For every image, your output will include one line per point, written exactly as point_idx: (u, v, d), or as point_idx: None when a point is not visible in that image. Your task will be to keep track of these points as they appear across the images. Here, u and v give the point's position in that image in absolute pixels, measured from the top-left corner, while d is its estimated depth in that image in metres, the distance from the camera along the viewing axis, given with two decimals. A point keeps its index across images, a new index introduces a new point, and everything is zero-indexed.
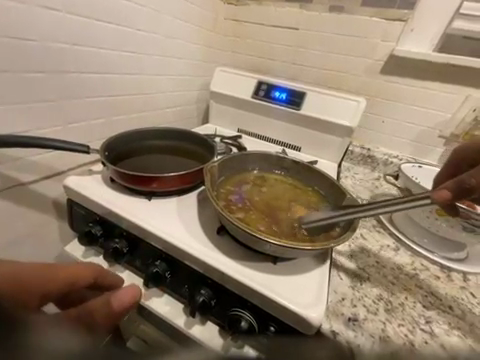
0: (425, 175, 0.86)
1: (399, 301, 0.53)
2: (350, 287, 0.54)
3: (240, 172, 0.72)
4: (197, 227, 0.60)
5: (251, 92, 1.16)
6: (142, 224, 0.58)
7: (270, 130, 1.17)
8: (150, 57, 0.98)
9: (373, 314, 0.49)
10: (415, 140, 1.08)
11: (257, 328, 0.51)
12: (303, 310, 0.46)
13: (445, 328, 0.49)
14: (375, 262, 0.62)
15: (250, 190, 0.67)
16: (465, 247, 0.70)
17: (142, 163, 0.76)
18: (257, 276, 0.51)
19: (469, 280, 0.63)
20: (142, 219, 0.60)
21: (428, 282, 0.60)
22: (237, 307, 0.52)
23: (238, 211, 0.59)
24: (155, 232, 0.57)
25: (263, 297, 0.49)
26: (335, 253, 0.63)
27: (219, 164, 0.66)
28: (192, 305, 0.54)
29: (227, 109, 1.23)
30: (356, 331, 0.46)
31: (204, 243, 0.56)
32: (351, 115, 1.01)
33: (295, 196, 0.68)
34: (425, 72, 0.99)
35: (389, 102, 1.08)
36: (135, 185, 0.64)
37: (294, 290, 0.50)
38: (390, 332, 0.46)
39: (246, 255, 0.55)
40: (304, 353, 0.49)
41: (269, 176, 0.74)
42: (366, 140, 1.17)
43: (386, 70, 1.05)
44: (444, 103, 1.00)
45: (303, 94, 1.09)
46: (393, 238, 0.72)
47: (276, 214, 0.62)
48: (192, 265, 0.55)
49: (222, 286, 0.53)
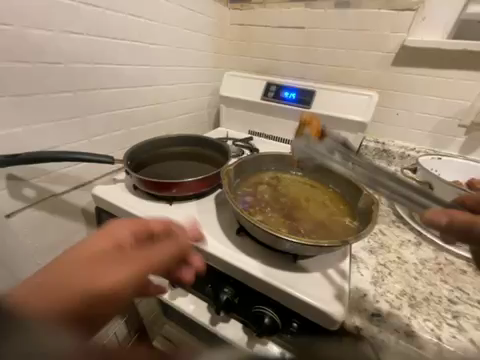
0: (445, 166, 0.83)
1: (423, 296, 0.52)
2: (371, 283, 0.54)
3: (255, 174, 0.74)
4: (217, 228, 0.63)
5: (260, 94, 1.18)
6: None
7: (281, 130, 1.18)
8: (162, 68, 1.03)
9: (397, 309, 0.49)
10: (433, 131, 1.05)
11: (280, 323, 0.52)
12: (325, 306, 0.48)
13: (474, 323, 0.48)
14: (396, 258, 0.62)
15: (266, 190, 0.69)
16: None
17: (161, 169, 0.80)
18: (277, 273, 0.53)
19: None
20: None
21: (454, 276, 0.58)
22: (259, 305, 0.54)
23: (255, 211, 0.61)
24: None
25: (285, 294, 0.50)
26: (354, 249, 0.63)
27: (235, 167, 0.69)
28: (216, 303, 0.56)
29: (237, 112, 1.25)
30: (379, 326, 0.47)
31: (224, 244, 0.59)
32: (363, 110, 1.00)
33: (311, 195, 0.69)
34: (439, 60, 0.96)
35: (404, 94, 1.05)
36: (157, 191, 0.68)
37: (315, 287, 0.51)
38: (416, 326, 0.46)
39: (266, 254, 0.57)
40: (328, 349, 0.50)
41: (284, 176, 0.76)
42: (380, 134, 1.15)
43: (398, 62, 1.02)
44: (463, 91, 0.96)
45: (313, 93, 1.09)
46: (414, 233, 0.71)
47: (293, 212, 0.63)
48: (214, 265, 0.57)
49: (244, 284, 0.55)
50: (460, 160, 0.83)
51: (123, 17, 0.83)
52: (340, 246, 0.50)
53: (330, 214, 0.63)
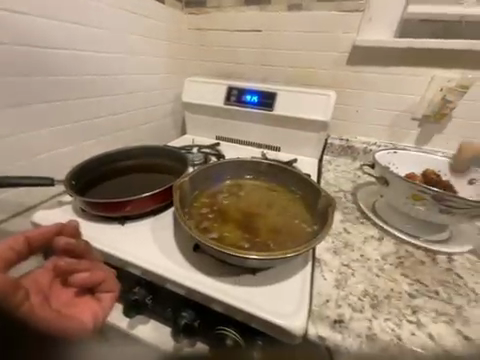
0: (401, 159, 0.86)
1: (384, 293, 0.52)
2: (335, 287, 0.53)
3: (212, 184, 0.71)
4: (174, 247, 0.59)
5: (223, 98, 1.15)
6: (116, 251, 0.57)
7: (248, 134, 1.16)
8: (114, 77, 0.96)
9: (359, 312, 0.48)
10: (390, 125, 1.09)
11: (244, 344, 0.49)
12: (286, 320, 0.45)
13: (432, 316, 0.48)
14: (359, 256, 0.62)
15: (226, 199, 0.66)
16: (447, 226, 0.70)
17: (115, 186, 0.74)
18: (237, 290, 0.50)
19: (455, 260, 0.63)
20: (116, 247, 0.58)
21: (414, 268, 0.59)
22: (223, 325, 0.50)
23: (213, 225, 0.58)
24: (131, 259, 0.55)
25: (245, 312, 0.47)
26: (318, 252, 0.62)
27: (190, 179, 0.64)
28: (175, 328, 0.52)
29: (202, 118, 1.22)
30: (343, 333, 0.45)
31: (180, 263, 0.54)
32: (324, 109, 1.02)
33: (273, 200, 0.67)
34: (389, 58, 1.00)
35: (360, 92, 1.09)
36: (107, 212, 0.62)
37: (276, 300, 0.49)
38: (376, 328, 0.45)
39: (226, 269, 0.54)
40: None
41: (245, 183, 0.73)
42: (343, 132, 1.17)
43: (352, 61, 1.05)
44: (412, 86, 1.01)
45: (275, 95, 1.08)
46: (377, 228, 0.72)
47: (253, 221, 0.60)
48: (172, 287, 0.53)
49: (204, 305, 0.51)
50: (415, 152, 0.86)
51: (60, 24, 0.76)
52: (298, 255, 0.48)
53: (291, 220, 0.61)
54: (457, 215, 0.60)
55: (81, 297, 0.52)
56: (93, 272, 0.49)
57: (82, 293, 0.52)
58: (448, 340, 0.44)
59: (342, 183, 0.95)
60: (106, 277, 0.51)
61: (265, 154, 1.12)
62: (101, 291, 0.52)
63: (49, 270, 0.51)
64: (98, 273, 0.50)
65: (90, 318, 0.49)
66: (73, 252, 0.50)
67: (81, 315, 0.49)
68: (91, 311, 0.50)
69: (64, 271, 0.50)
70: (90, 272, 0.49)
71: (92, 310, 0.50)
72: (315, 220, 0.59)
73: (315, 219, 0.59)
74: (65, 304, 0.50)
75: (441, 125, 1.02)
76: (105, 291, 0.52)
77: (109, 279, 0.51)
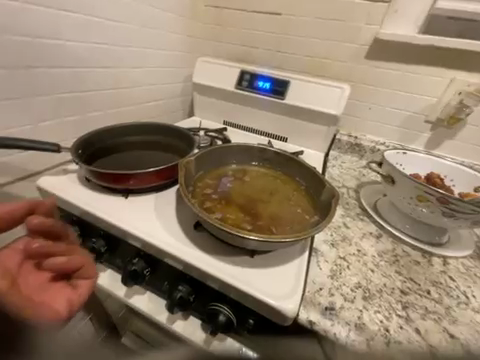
0: (409, 161, 0.84)
1: (377, 288, 0.53)
2: (329, 277, 0.54)
3: (217, 167, 0.70)
4: (175, 223, 0.59)
5: (234, 82, 1.12)
6: (118, 222, 0.57)
7: (256, 122, 1.14)
8: (124, 49, 0.93)
9: (350, 302, 0.49)
10: (401, 126, 1.07)
11: (236, 321, 0.51)
12: (279, 302, 0.46)
13: (421, 312, 0.49)
14: (356, 250, 0.63)
15: (230, 183, 0.66)
16: (447, 231, 0.70)
17: (120, 160, 0.74)
18: (233, 269, 0.51)
19: (450, 264, 0.64)
20: (118, 218, 0.58)
21: (408, 267, 0.60)
22: (217, 302, 0.52)
23: (216, 206, 0.58)
24: (132, 231, 0.56)
25: (240, 291, 0.48)
26: (316, 243, 0.62)
27: (196, 159, 0.64)
28: (170, 301, 0.54)
29: (211, 102, 1.20)
30: (332, 319, 0.46)
31: (180, 240, 0.55)
32: (336, 103, 1.00)
33: (277, 188, 0.67)
34: (409, 55, 0.97)
35: (375, 89, 1.06)
36: (111, 184, 0.62)
37: (271, 283, 0.50)
38: (366, 318, 0.47)
39: (224, 250, 0.55)
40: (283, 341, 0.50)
41: (250, 169, 0.73)
42: (353, 129, 1.15)
43: (370, 55, 1.02)
44: (430, 87, 0.98)
45: (287, 83, 1.06)
46: (376, 226, 0.72)
47: (256, 206, 0.60)
48: (170, 262, 0.54)
49: (200, 281, 0.53)
50: (424, 155, 0.85)
51: None
52: (297, 241, 0.49)
53: (292, 208, 0.61)
54: (459, 220, 0.60)
55: (55, 282, 0.52)
56: (69, 257, 0.50)
57: (57, 277, 0.53)
58: (434, 336, 0.46)
59: (346, 179, 0.95)
60: (84, 265, 0.51)
61: (272, 143, 1.11)
62: (78, 277, 0.53)
63: (18, 251, 0.51)
64: (75, 259, 0.50)
65: (65, 303, 0.50)
66: (50, 233, 0.51)
67: (55, 303, 0.50)
68: (66, 299, 0.51)
69: (37, 255, 0.50)
70: (66, 257, 0.50)
71: (67, 298, 0.51)
72: (317, 211, 0.59)
73: (317, 211, 0.59)
74: (38, 289, 0.50)
75: (453, 130, 1.00)
76: (82, 277, 0.53)
77: (88, 265, 0.52)
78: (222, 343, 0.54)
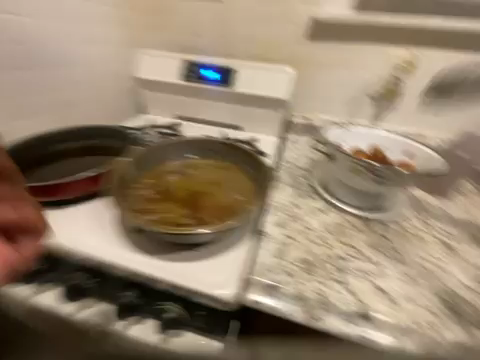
0: (354, 137, 0.88)
1: (320, 260, 0.56)
2: (276, 257, 0.56)
3: (155, 167, 0.67)
4: (116, 231, 0.59)
5: (179, 74, 1.09)
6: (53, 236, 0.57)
7: (210, 113, 1.12)
8: (48, 48, 0.87)
9: (294, 277, 0.52)
10: (348, 102, 1.11)
11: (185, 315, 0.53)
12: (219, 291, 0.50)
13: (358, 275, 0.54)
14: (304, 228, 0.66)
15: (174, 178, 0.65)
16: (393, 198, 0.75)
17: (59, 172, 0.73)
18: (176, 268, 0.53)
19: (388, 226, 0.69)
20: (53, 232, 0.58)
21: (351, 236, 0.64)
22: (169, 299, 0.54)
23: (156, 206, 0.58)
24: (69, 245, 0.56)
25: (184, 288, 0.51)
26: (267, 226, 0.63)
27: (129, 161, 0.64)
28: (118, 307, 0.55)
29: (161, 97, 1.14)
30: (275, 297, 0.49)
31: (123, 247, 0.56)
32: (282, 87, 1.01)
33: (221, 177, 0.66)
34: (344, 34, 1.00)
35: (321, 69, 1.07)
36: (42, 197, 0.61)
37: (214, 274, 0.53)
38: (308, 290, 0.50)
39: (168, 250, 0.56)
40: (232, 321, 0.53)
41: (197, 160, 0.70)
42: (309, 112, 1.16)
43: (311, 35, 1.03)
44: (368, 63, 1.02)
45: (234, 70, 1.05)
46: (326, 201, 0.75)
47: (199, 199, 0.60)
48: (114, 270, 0.54)
49: (147, 283, 0.54)
50: (367, 129, 0.89)
51: None
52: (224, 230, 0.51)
53: (236, 196, 0.62)
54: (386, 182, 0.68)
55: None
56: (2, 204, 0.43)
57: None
58: (367, 295, 0.50)
59: (301, 160, 0.98)
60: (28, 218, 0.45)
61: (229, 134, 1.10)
62: (21, 231, 0.45)
63: None
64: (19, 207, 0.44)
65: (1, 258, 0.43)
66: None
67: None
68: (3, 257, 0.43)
69: None
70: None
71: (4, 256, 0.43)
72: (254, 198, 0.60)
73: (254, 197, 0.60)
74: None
75: (393, 101, 1.06)
76: (25, 232, 0.45)
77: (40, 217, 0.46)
78: (180, 338, 0.54)
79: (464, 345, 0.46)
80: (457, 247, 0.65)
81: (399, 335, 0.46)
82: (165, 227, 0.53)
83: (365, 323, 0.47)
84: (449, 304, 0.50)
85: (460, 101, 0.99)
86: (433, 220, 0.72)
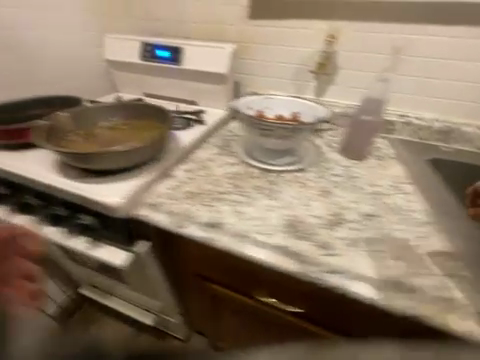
0: (272, 103, 1.00)
1: (204, 192, 0.71)
2: (169, 188, 0.72)
3: (86, 124, 0.82)
4: (57, 163, 0.78)
5: (140, 54, 1.24)
6: (15, 169, 0.75)
7: (166, 89, 1.26)
8: None
9: (175, 199, 0.68)
10: (293, 79, 1.18)
11: (98, 224, 0.70)
12: (113, 199, 0.67)
13: (229, 203, 0.67)
14: (206, 173, 0.81)
15: (103, 131, 0.81)
16: (292, 154, 0.91)
17: (20, 117, 0.91)
18: (92, 186, 0.71)
19: (283, 176, 0.82)
20: (16, 167, 0.75)
21: (245, 181, 0.78)
22: (78, 210, 0.72)
23: (80, 141, 0.77)
24: (23, 169, 0.75)
25: (94, 201, 0.68)
26: (174, 170, 0.81)
27: (68, 115, 0.79)
28: (52, 218, 0.73)
29: (128, 76, 1.31)
30: (154, 211, 0.65)
31: (58, 174, 0.74)
32: (223, 62, 1.11)
33: (138, 132, 0.81)
34: (282, 12, 1.10)
35: (261, 46, 1.18)
36: (12, 139, 0.80)
37: (116, 190, 0.69)
38: (179, 209, 0.65)
39: (92, 178, 0.73)
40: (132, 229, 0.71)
41: (126, 120, 0.86)
42: (259, 87, 1.25)
43: (252, 15, 1.15)
44: (302, 38, 1.10)
45: (181, 51, 1.17)
46: (237, 158, 0.90)
47: (117, 143, 0.77)
48: (54, 192, 0.72)
49: (72, 201, 0.72)
50: (285, 97, 0.99)
51: None
52: (124, 162, 0.72)
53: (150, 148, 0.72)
54: (269, 131, 0.82)
55: None
56: None
57: None
58: (222, 215, 0.64)
59: (241, 130, 1.11)
60: None
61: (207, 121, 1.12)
62: None
63: None
64: None
65: None
66: None
67: None
68: None
69: None
70: None
71: None
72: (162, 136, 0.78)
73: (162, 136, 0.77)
74: None
75: (331, 77, 1.11)
76: None
77: None
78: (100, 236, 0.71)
79: (284, 248, 0.56)
80: (333, 192, 0.76)
81: (236, 240, 0.59)
82: (83, 150, 0.70)
83: (215, 231, 0.60)
84: (289, 223, 0.62)
85: (395, 74, 1.03)
86: (327, 174, 0.85)
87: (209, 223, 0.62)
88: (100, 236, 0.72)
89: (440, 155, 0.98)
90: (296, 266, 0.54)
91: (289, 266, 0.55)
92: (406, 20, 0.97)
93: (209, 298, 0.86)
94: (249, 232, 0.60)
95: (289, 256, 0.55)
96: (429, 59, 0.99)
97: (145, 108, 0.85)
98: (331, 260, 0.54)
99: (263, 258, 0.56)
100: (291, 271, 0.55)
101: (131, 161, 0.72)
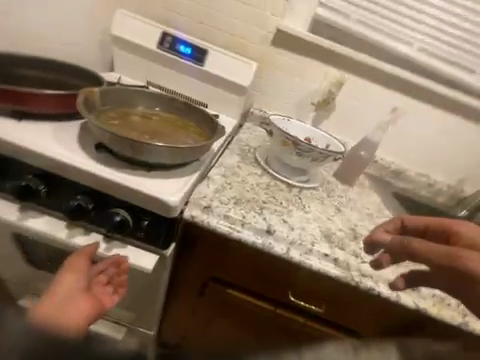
0: (290, 126, 1.11)
1: (248, 199, 0.76)
2: (214, 191, 0.73)
3: (126, 106, 0.78)
4: (78, 145, 0.68)
5: (156, 42, 1.16)
6: (26, 145, 0.63)
7: (178, 84, 1.19)
8: None
9: (224, 203, 0.70)
10: (298, 106, 1.31)
11: (131, 222, 0.63)
12: (163, 195, 0.62)
13: (273, 212, 0.74)
14: (241, 180, 0.83)
15: (139, 120, 0.75)
16: (308, 173, 1.01)
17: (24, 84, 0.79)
18: (134, 178, 0.63)
19: (303, 192, 0.93)
20: (27, 143, 0.64)
21: (276, 192, 0.85)
22: (106, 204, 0.64)
23: (116, 127, 0.71)
24: (36, 146, 0.64)
25: (137, 195, 0.62)
26: (211, 172, 0.80)
27: (99, 92, 0.73)
28: (68, 210, 0.62)
29: (133, 60, 1.18)
30: (208, 214, 0.67)
31: (84, 158, 0.64)
32: (247, 77, 1.17)
33: (178, 129, 0.77)
34: (301, 48, 1.23)
35: (277, 71, 1.27)
36: (20, 106, 0.67)
37: (162, 186, 0.64)
38: (231, 213, 0.69)
39: (130, 168, 0.66)
40: (170, 234, 0.65)
41: (162, 113, 0.81)
42: (267, 105, 1.33)
43: (275, 41, 1.23)
44: (314, 75, 1.26)
45: (206, 52, 1.17)
46: (262, 169, 0.95)
47: (159, 136, 0.73)
48: (78, 180, 0.63)
49: (99, 192, 0.63)
50: (302, 124, 1.13)
51: None
52: (172, 158, 0.65)
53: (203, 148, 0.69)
54: (302, 151, 0.90)
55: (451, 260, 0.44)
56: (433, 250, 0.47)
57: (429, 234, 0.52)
58: (272, 221, 0.71)
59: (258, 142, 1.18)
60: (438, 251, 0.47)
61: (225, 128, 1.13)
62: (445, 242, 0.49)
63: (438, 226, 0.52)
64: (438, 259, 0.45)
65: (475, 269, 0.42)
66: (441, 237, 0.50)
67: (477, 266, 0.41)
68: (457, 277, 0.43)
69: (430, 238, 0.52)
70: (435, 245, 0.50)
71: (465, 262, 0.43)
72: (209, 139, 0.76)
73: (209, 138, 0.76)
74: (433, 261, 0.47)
75: (329, 112, 1.29)
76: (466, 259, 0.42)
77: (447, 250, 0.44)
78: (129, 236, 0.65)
79: (326, 255, 0.68)
80: (343, 210, 0.92)
81: (286, 244, 0.68)
82: (130, 137, 0.63)
83: (268, 236, 0.68)
84: (324, 234, 0.73)
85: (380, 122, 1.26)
86: (334, 194, 1.01)
87: (260, 228, 0.68)
88: (127, 236, 0.65)
89: (400, 190, 1.29)
90: (335, 270, 0.67)
91: (331, 271, 0.67)
92: (393, 84, 1.22)
93: (214, 307, 0.83)
94: (296, 240, 0.68)
95: (331, 261, 0.67)
96: (407, 119, 1.25)
97: (185, 106, 0.81)
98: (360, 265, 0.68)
99: (309, 262, 0.67)
100: (331, 273, 0.67)
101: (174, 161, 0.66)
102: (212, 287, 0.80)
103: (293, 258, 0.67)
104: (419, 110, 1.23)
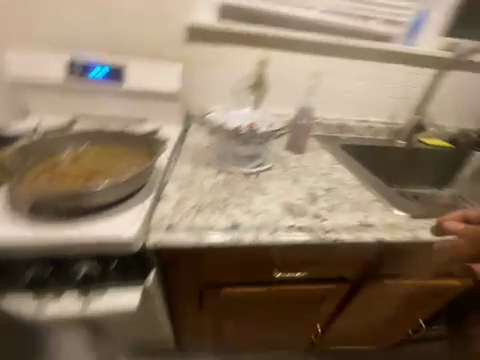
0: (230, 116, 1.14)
1: (208, 203, 0.78)
2: (173, 208, 0.74)
3: (51, 155, 0.75)
4: (11, 215, 0.63)
5: (64, 72, 1.07)
6: None
7: (105, 109, 1.13)
8: None
9: (186, 216, 0.72)
10: (234, 94, 1.33)
11: (96, 273, 0.62)
12: (118, 232, 0.61)
13: (234, 206, 0.78)
14: (198, 186, 0.85)
15: (71, 165, 0.72)
16: (262, 155, 1.05)
17: None
18: (83, 227, 0.62)
19: (260, 175, 0.98)
20: None
21: (235, 185, 0.89)
22: (68, 262, 0.62)
23: (46, 181, 0.67)
24: None
25: (93, 241, 0.60)
26: (166, 190, 0.81)
27: (17, 150, 0.70)
28: (26, 283, 0.61)
29: (47, 98, 1.09)
30: (173, 232, 0.68)
31: (23, 226, 0.61)
32: (173, 80, 1.13)
33: (116, 160, 0.75)
34: (218, 38, 1.22)
35: (202, 67, 1.26)
36: None
37: (116, 223, 0.63)
38: (194, 223, 0.71)
39: (77, 218, 0.64)
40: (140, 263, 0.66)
41: (92, 149, 0.78)
42: (204, 102, 1.33)
43: (189, 38, 1.21)
44: (239, 61, 1.27)
45: (122, 68, 1.10)
46: (216, 168, 0.97)
47: (96, 174, 0.71)
48: (24, 251, 0.60)
49: (52, 257, 0.62)
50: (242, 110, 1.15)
51: None
52: (117, 193, 0.65)
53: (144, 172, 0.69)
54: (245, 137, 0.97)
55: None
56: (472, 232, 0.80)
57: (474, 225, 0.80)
58: (236, 215, 0.75)
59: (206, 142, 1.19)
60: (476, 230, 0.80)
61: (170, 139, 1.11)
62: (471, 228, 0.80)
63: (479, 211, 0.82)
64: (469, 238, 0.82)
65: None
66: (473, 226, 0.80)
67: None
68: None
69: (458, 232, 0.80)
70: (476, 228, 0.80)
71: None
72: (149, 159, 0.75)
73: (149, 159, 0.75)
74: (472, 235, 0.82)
75: (263, 92, 1.33)
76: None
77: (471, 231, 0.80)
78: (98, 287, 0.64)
79: (291, 226, 0.74)
80: (300, 179, 0.98)
81: (255, 232, 0.71)
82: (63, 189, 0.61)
83: (236, 231, 0.71)
84: (286, 208, 0.80)
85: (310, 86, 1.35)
86: (289, 167, 1.07)
87: (227, 226, 0.71)
88: (94, 289, 0.64)
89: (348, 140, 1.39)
90: (304, 237, 0.73)
91: (302, 238, 0.73)
92: (312, 49, 1.29)
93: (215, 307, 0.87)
94: (262, 224, 0.73)
95: (297, 230, 0.74)
96: (333, 76, 1.35)
97: (115, 135, 0.80)
98: (323, 224, 0.76)
99: (281, 239, 0.72)
100: (301, 241, 0.73)
101: (119, 194, 0.65)
102: (207, 293, 0.83)
103: (264, 241, 0.71)
104: (341, 66, 1.33)
